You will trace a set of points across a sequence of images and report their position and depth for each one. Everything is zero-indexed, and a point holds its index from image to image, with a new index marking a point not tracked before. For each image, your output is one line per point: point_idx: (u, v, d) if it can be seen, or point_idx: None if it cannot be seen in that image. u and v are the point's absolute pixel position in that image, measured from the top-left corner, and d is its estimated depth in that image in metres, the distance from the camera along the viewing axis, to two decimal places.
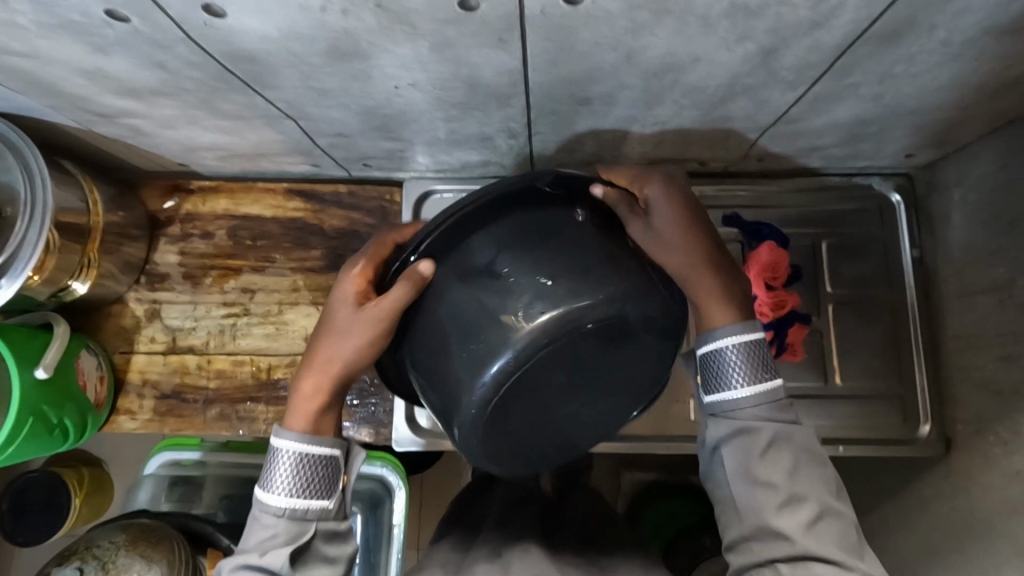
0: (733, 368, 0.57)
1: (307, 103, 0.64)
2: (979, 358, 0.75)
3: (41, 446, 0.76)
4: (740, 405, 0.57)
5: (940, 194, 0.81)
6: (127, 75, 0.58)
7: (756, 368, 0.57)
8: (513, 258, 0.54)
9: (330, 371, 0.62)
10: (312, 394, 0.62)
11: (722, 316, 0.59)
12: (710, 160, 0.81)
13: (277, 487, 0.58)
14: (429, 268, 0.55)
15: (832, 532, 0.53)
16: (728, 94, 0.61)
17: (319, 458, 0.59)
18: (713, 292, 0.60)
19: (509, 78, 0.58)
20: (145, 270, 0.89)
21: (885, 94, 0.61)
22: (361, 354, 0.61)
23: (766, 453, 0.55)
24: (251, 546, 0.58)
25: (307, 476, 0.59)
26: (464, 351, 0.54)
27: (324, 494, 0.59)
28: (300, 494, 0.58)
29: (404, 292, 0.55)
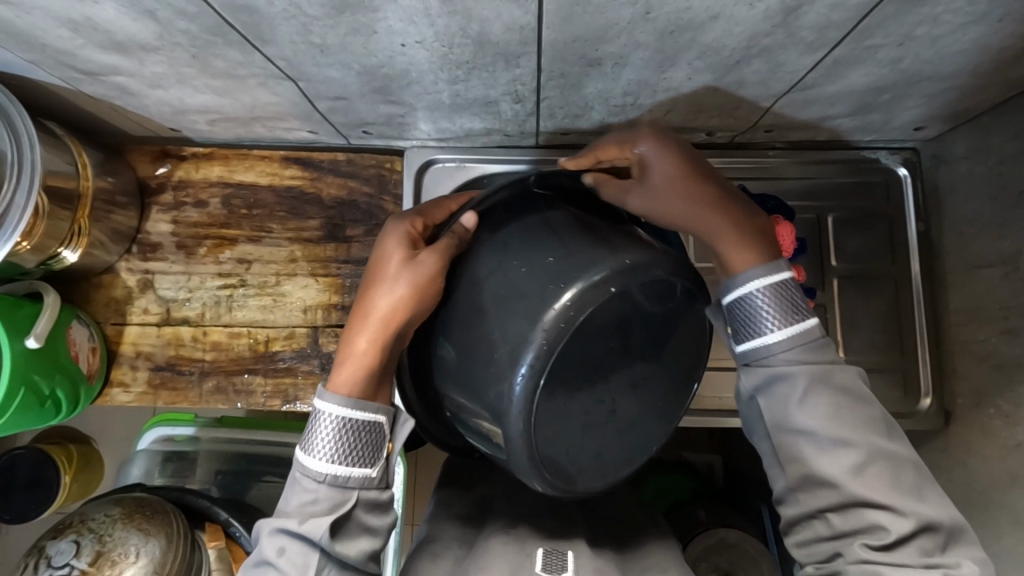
0: (766, 311, 0.56)
1: (307, 61, 0.61)
2: (982, 331, 0.75)
3: (33, 418, 0.74)
4: (772, 351, 0.56)
5: (947, 167, 0.80)
6: (117, 27, 0.56)
7: (786, 311, 0.56)
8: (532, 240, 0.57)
9: (382, 335, 0.57)
10: (368, 350, 0.57)
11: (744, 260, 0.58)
12: (717, 130, 0.79)
13: (317, 451, 0.56)
14: (474, 219, 0.59)
15: (881, 474, 0.52)
16: (744, 56, 0.59)
17: (365, 425, 0.56)
18: (730, 240, 0.59)
19: (520, 35, 0.55)
20: (136, 239, 0.86)
21: (903, 59, 0.60)
22: (421, 309, 0.57)
23: (801, 399, 0.54)
24: (290, 510, 0.55)
25: (353, 443, 0.56)
26: (483, 329, 0.55)
27: (368, 462, 0.57)
28: (341, 461, 0.56)
29: (455, 243, 0.58)
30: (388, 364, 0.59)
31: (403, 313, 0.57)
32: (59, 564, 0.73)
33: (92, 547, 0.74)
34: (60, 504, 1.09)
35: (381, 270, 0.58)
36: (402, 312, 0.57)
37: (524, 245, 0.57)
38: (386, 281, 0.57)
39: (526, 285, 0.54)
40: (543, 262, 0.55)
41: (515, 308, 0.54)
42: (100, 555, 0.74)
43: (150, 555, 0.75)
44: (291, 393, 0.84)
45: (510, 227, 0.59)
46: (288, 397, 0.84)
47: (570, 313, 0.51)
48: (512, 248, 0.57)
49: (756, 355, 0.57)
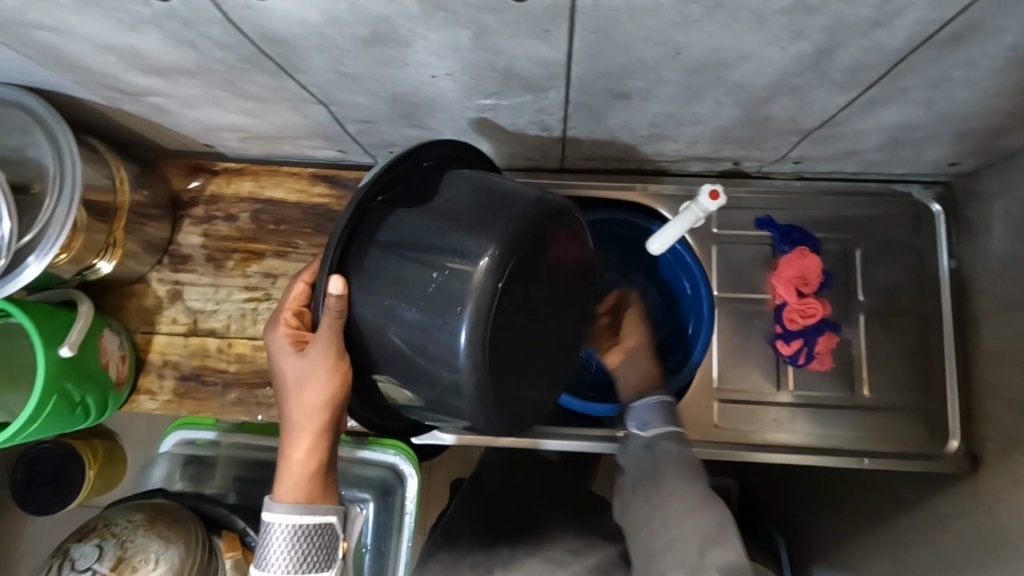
0: (647, 416, 0.69)
1: (339, 89, 0.62)
2: (1016, 375, 0.72)
3: (62, 423, 0.76)
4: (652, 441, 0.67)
5: (982, 204, 0.78)
6: (157, 54, 0.57)
7: (668, 418, 0.69)
8: (436, 232, 0.52)
9: (312, 434, 0.58)
10: (303, 459, 0.58)
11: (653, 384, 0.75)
12: (744, 160, 0.79)
13: (270, 564, 0.55)
14: (342, 285, 0.52)
15: None
16: (773, 94, 0.59)
17: (315, 528, 0.57)
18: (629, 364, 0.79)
19: (548, 70, 0.56)
20: (168, 250, 0.89)
21: (937, 99, 0.59)
22: (333, 401, 0.57)
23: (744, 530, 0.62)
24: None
25: (305, 550, 0.56)
26: (428, 338, 0.51)
27: (324, 565, 0.57)
28: (296, 569, 0.56)
29: (333, 319, 0.53)
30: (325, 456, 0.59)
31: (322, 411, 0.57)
32: (82, 567, 0.74)
33: (114, 553, 0.76)
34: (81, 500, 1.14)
35: (285, 379, 0.58)
36: (320, 416, 0.57)
37: (395, 275, 0.52)
38: (296, 396, 0.57)
39: (426, 319, 0.51)
40: (462, 244, 0.51)
41: (422, 330, 0.51)
42: (122, 560, 0.76)
43: (169, 562, 0.76)
44: None
45: (399, 219, 0.54)
46: None
47: (479, 315, 0.50)
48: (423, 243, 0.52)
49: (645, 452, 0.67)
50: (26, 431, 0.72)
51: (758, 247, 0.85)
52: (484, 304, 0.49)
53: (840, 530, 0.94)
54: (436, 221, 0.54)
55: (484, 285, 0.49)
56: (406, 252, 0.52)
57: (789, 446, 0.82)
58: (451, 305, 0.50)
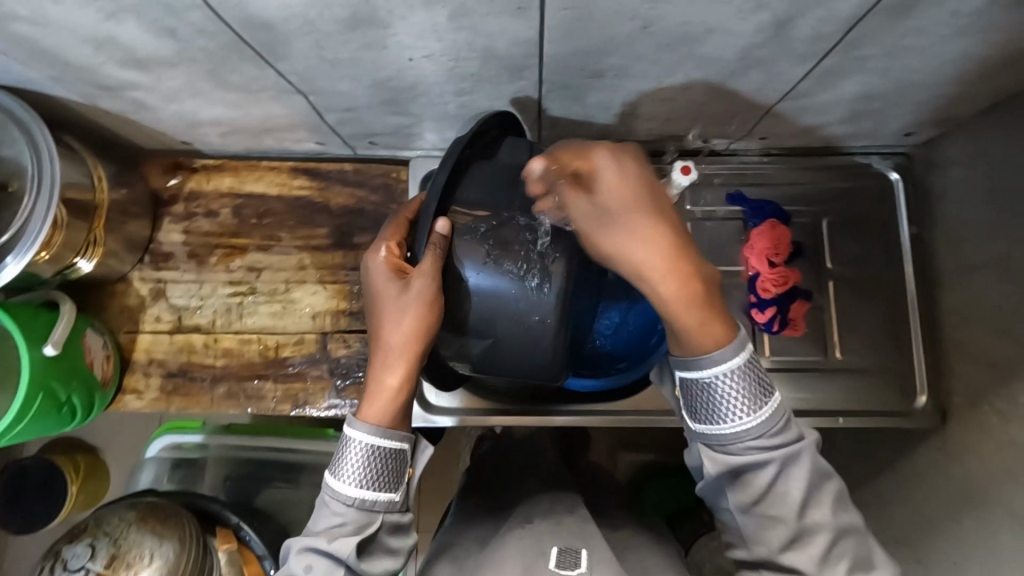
0: (722, 396, 0.54)
1: (320, 76, 0.63)
2: (977, 330, 0.76)
3: (48, 423, 0.76)
4: (729, 433, 0.55)
5: (938, 171, 0.82)
6: (137, 44, 0.58)
7: (749, 398, 0.54)
8: (511, 195, 0.63)
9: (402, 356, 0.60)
10: (390, 386, 0.59)
11: (710, 326, 0.54)
12: (714, 137, 0.82)
13: (344, 474, 0.57)
14: (447, 224, 0.60)
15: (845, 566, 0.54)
16: (739, 67, 0.62)
17: (392, 451, 0.58)
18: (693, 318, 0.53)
19: (524, 49, 0.58)
20: (149, 249, 0.88)
21: (891, 68, 0.63)
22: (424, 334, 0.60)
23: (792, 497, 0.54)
24: (318, 530, 0.57)
25: (380, 469, 0.58)
26: (518, 277, 0.60)
27: (392, 487, 0.58)
28: (367, 484, 0.57)
29: (437, 254, 0.59)
30: (409, 387, 0.60)
31: (414, 337, 0.59)
32: (75, 568, 0.74)
33: (107, 550, 0.76)
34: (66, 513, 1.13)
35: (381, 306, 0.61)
36: (411, 342, 0.60)
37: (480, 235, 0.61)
38: (387, 320, 0.60)
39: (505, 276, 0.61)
40: (544, 205, 0.62)
41: (519, 271, 0.60)
42: (116, 557, 0.75)
43: (164, 558, 0.76)
44: (302, 398, 0.85)
45: (471, 184, 0.63)
46: (298, 402, 0.86)
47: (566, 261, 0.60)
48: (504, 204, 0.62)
49: (712, 439, 0.56)
50: (12, 432, 0.71)
51: (731, 222, 0.88)
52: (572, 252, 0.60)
53: None
54: (510, 193, 0.63)
55: (561, 253, 0.60)
56: (490, 219, 0.62)
57: None
58: (544, 257, 0.60)
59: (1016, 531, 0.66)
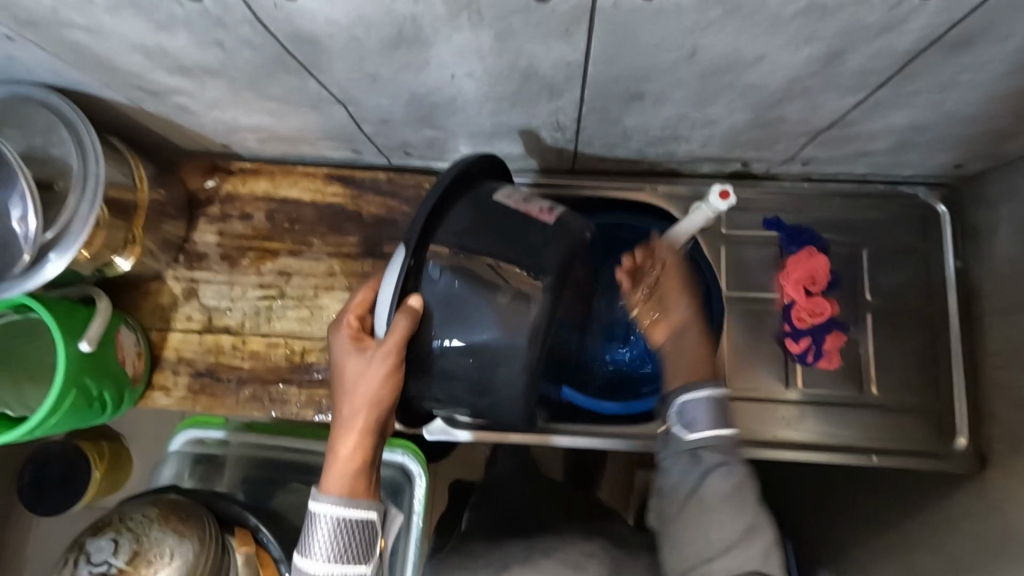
0: (700, 412, 0.59)
1: (360, 89, 0.64)
2: (1021, 374, 0.73)
3: (79, 417, 0.77)
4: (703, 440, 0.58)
5: (987, 206, 0.79)
6: (185, 54, 0.59)
7: (725, 416, 0.59)
8: (484, 233, 0.61)
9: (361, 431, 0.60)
10: (349, 457, 0.60)
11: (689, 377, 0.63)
12: (753, 161, 0.80)
13: (312, 551, 0.57)
14: (420, 300, 0.58)
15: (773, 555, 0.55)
16: (786, 95, 0.60)
17: (360, 523, 0.59)
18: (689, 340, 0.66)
19: (566, 71, 0.57)
20: (183, 249, 0.90)
21: (946, 101, 0.61)
22: (385, 405, 0.60)
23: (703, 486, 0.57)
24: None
25: (346, 544, 0.58)
26: (471, 315, 0.59)
27: (361, 560, 0.58)
28: (335, 559, 0.57)
29: (410, 326, 0.57)
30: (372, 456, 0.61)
31: (370, 413, 0.59)
32: (98, 561, 0.75)
33: (130, 546, 0.76)
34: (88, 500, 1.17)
35: (345, 379, 0.60)
36: (367, 414, 0.60)
37: (470, 289, 0.59)
38: (349, 391, 0.60)
39: (487, 329, 0.58)
40: (512, 245, 0.60)
41: (475, 311, 0.59)
42: (137, 554, 0.76)
43: (183, 557, 0.77)
44: (324, 404, 0.86)
45: (451, 217, 0.61)
46: (320, 408, 0.86)
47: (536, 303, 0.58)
48: (477, 239, 0.60)
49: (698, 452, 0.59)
50: (46, 425, 0.72)
51: (766, 248, 0.87)
52: (540, 296, 0.58)
53: None
54: (488, 238, 0.60)
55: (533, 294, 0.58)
56: (463, 255, 0.59)
57: (795, 444, 0.83)
58: (511, 295, 0.58)
59: None
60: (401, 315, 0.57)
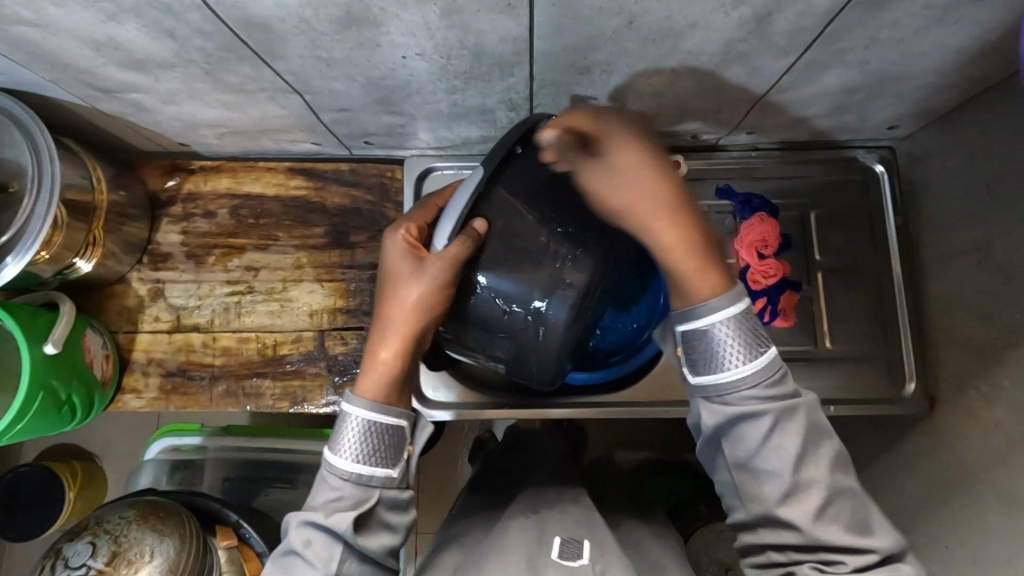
0: (725, 345, 0.55)
1: (315, 75, 0.65)
2: (961, 317, 0.78)
3: (49, 422, 0.76)
4: (738, 383, 0.55)
5: (921, 163, 0.84)
6: (137, 46, 0.59)
7: (751, 345, 0.55)
8: (541, 196, 0.66)
9: (405, 335, 0.63)
10: (389, 358, 0.61)
11: (706, 288, 0.56)
12: (701, 133, 0.84)
13: (342, 448, 0.59)
14: (484, 224, 0.64)
15: (841, 517, 0.55)
16: (723, 61, 0.63)
17: (390, 428, 0.59)
18: (670, 242, 0.57)
19: (514, 45, 0.59)
20: (147, 250, 0.89)
21: (871, 60, 0.65)
22: (431, 313, 0.63)
23: (769, 440, 0.55)
24: (316, 505, 0.58)
25: (378, 444, 0.59)
26: (512, 273, 0.65)
27: (390, 463, 0.59)
28: (364, 458, 0.59)
29: (470, 245, 0.62)
30: (409, 366, 0.63)
31: (417, 319, 0.62)
32: (77, 565, 0.74)
33: (109, 548, 0.76)
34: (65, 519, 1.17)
35: (397, 285, 0.64)
36: (414, 317, 0.63)
37: (519, 253, 0.65)
38: (399, 294, 0.63)
39: (536, 294, 0.65)
40: (567, 212, 0.65)
41: (523, 271, 0.65)
42: (116, 555, 0.76)
43: (165, 554, 0.77)
44: (299, 395, 0.86)
45: (510, 176, 0.65)
46: (296, 399, 0.87)
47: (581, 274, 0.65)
48: (536, 201, 0.65)
49: (713, 390, 0.57)
50: (14, 429, 0.72)
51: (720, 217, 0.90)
52: (586, 268, 0.65)
53: None
54: (541, 202, 0.65)
55: (584, 263, 0.65)
56: (522, 214, 0.65)
57: None
58: (559, 265, 0.65)
59: (1003, 511, 0.67)
60: (465, 233, 0.62)
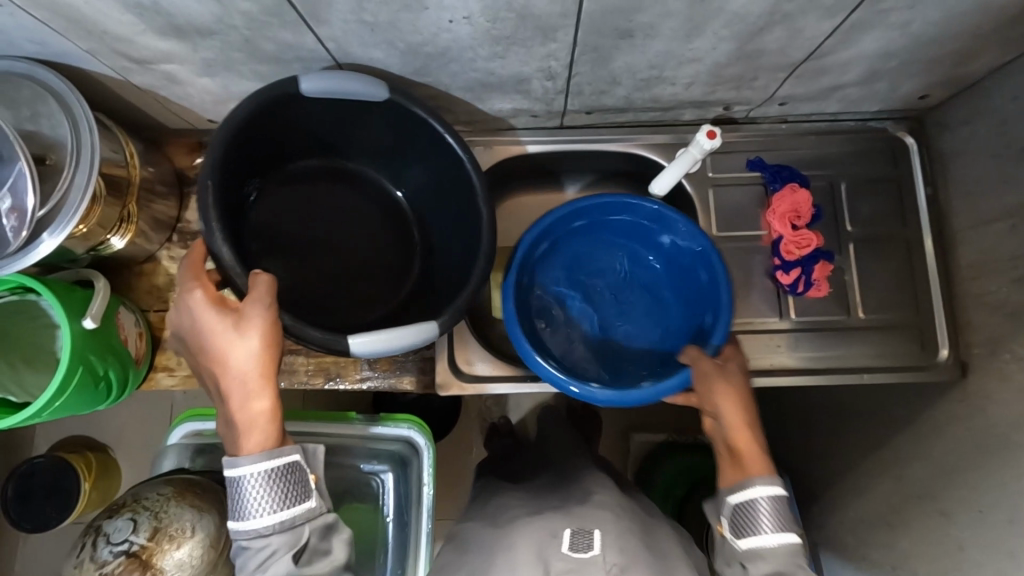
0: (761, 513, 0.64)
1: (356, 41, 0.64)
2: (995, 282, 0.78)
3: (87, 398, 0.76)
4: (761, 547, 0.62)
5: (950, 133, 0.85)
6: (181, 10, 0.59)
7: (783, 519, 0.63)
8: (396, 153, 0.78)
9: (265, 380, 0.60)
10: (265, 407, 0.60)
11: (756, 464, 0.67)
12: (733, 104, 0.84)
13: (253, 511, 0.58)
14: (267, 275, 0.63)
15: (785, 564, 0.61)
16: (767, 23, 0.63)
17: (286, 467, 0.60)
18: (750, 447, 0.68)
19: (561, 7, 0.59)
20: (177, 228, 0.89)
21: (913, 21, 0.65)
22: (274, 350, 0.62)
23: (752, 528, 0.64)
24: (252, 572, 0.58)
25: (278, 490, 0.59)
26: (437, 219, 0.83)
27: (303, 497, 0.60)
28: (277, 507, 0.59)
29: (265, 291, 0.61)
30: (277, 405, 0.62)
31: (264, 362, 0.60)
32: (119, 541, 0.74)
33: (150, 524, 0.75)
34: (79, 512, 1.17)
35: (224, 358, 0.60)
36: (264, 365, 0.61)
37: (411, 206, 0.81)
38: (231, 357, 0.60)
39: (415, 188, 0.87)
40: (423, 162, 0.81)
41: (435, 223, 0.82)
42: (159, 530, 0.75)
43: (206, 529, 0.76)
44: (333, 370, 0.86)
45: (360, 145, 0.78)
46: (330, 375, 0.87)
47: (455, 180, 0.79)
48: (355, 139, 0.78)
49: (752, 553, 0.63)
50: (52, 406, 0.71)
51: (752, 189, 0.91)
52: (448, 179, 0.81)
53: (844, 458, 1.03)
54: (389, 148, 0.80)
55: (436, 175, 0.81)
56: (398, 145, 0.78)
57: (786, 368, 0.88)
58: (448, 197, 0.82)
59: None
60: (258, 297, 0.61)
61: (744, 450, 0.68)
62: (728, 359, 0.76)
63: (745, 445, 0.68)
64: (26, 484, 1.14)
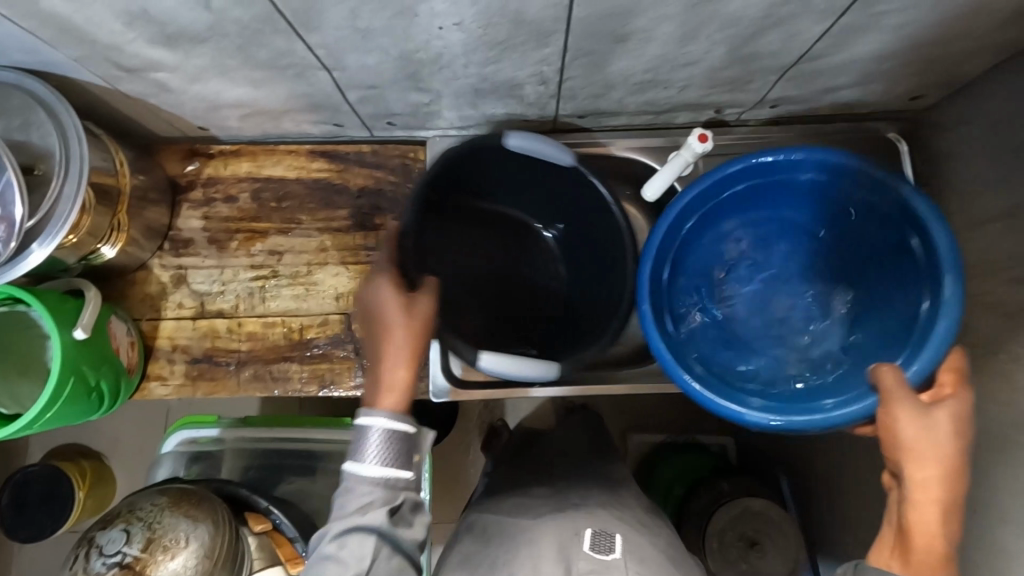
0: None
1: (347, 48, 0.64)
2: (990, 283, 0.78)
3: (79, 409, 0.75)
4: None
5: (944, 135, 0.85)
6: (170, 18, 0.58)
7: None
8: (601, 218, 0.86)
9: (414, 352, 0.62)
10: (403, 375, 0.60)
11: (927, 567, 0.53)
12: (726, 107, 0.84)
13: (366, 457, 0.57)
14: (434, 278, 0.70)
15: None
16: (760, 27, 0.63)
17: (403, 436, 0.58)
18: (929, 542, 0.53)
19: (554, 12, 0.59)
20: (168, 236, 0.88)
21: (905, 24, 0.65)
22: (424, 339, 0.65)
23: None
24: (345, 513, 0.56)
25: (391, 450, 0.58)
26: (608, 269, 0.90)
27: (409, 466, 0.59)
28: (388, 463, 0.57)
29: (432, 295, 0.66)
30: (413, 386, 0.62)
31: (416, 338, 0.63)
32: (112, 553, 0.73)
33: (144, 535, 0.75)
34: (74, 520, 1.15)
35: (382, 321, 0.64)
36: (411, 345, 0.62)
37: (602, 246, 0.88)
38: (391, 325, 0.63)
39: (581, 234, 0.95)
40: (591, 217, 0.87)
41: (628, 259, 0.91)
42: (152, 541, 0.74)
43: (200, 540, 0.76)
44: (328, 378, 0.86)
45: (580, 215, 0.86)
46: (324, 382, 0.86)
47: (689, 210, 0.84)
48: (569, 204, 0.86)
49: None
50: (44, 417, 0.70)
51: None
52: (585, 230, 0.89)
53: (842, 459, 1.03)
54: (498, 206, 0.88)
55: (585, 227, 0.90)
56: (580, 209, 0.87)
57: None
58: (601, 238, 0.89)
59: None
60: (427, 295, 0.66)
61: (914, 540, 0.54)
62: (950, 415, 0.57)
63: (925, 530, 0.54)
64: (21, 493, 1.14)
